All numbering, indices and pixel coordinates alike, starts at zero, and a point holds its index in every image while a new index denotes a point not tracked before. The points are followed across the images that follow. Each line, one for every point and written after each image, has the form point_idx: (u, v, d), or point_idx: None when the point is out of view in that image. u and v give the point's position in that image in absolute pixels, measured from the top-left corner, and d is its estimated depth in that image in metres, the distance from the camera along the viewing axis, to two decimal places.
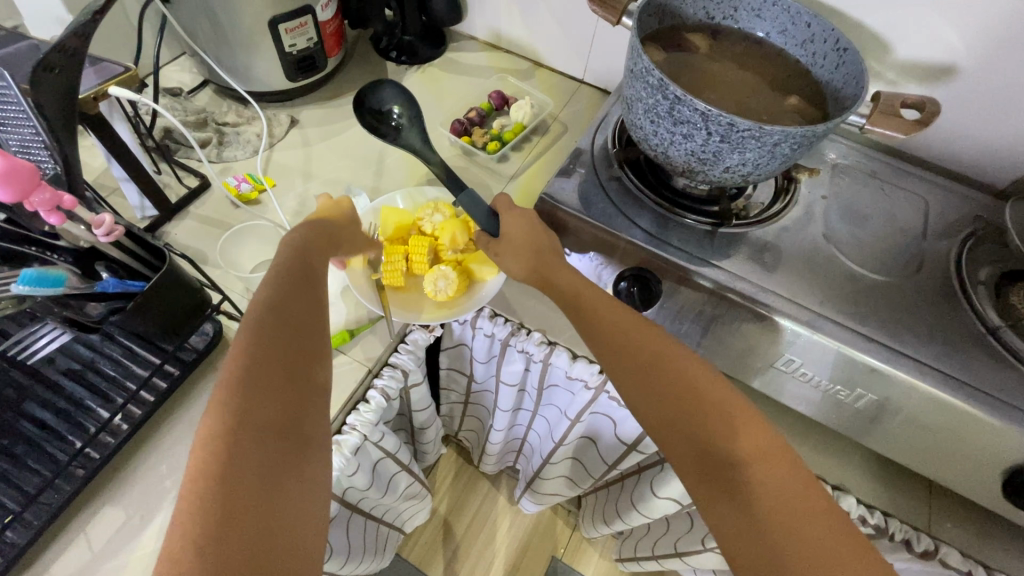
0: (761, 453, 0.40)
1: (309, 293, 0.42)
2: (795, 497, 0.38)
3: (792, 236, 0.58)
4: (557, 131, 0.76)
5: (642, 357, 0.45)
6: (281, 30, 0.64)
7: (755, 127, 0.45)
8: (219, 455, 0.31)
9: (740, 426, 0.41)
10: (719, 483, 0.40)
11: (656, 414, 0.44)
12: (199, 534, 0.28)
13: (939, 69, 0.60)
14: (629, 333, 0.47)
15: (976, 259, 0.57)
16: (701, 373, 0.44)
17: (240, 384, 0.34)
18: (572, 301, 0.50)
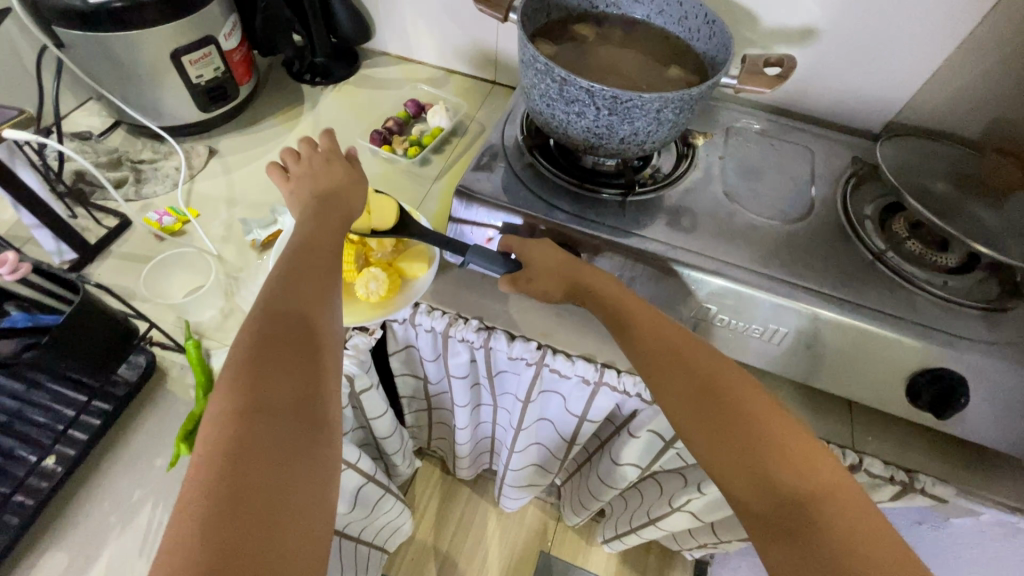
0: (825, 493, 0.39)
1: (319, 283, 0.44)
2: (866, 547, 0.37)
3: (695, 196, 0.62)
4: (476, 130, 0.79)
5: (687, 361, 0.47)
6: (184, 62, 0.65)
7: (636, 96, 0.49)
8: (233, 427, 0.34)
9: (803, 456, 0.41)
10: (783, 530, 0.38)
11: (709, 436, 0.43)
12: (206, 512, 0.30)
13: (803, 33, 0.67)
14: (674, 349, 0.48)
15: (862, 198, 0.63)
16: (756, 398, 0.44)
17: (250, 368, 0.37)
18: (618, 320, 0.51)
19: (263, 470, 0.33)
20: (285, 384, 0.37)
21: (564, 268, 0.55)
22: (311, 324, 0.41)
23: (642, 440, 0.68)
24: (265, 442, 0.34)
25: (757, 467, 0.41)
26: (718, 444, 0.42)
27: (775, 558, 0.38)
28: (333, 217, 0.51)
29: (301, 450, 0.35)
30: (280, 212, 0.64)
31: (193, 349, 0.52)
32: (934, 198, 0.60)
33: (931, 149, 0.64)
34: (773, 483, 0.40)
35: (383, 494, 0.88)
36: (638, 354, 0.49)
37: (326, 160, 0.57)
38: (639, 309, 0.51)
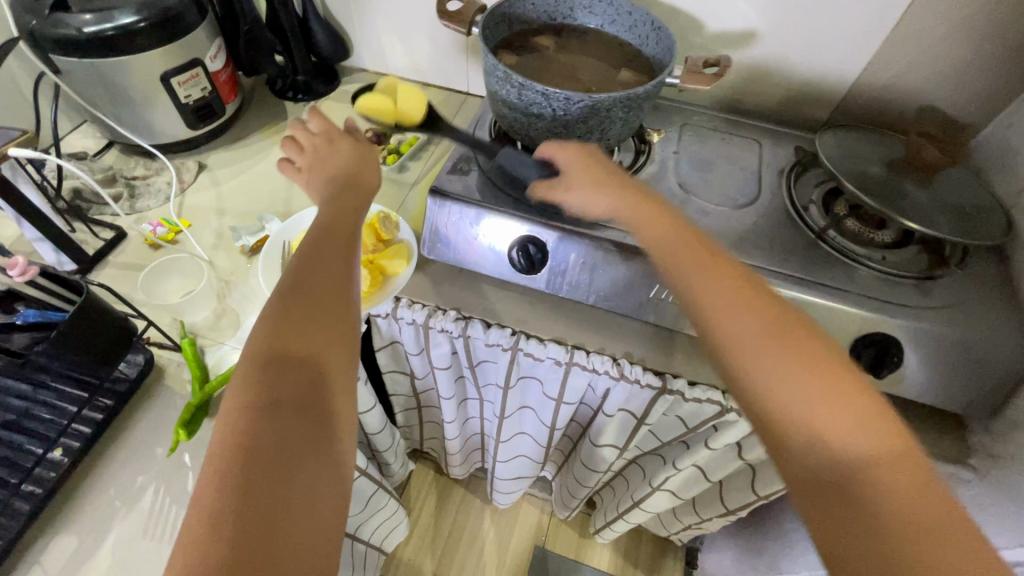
0: (885, 458, 0.35)
1: (332, 278, 0.44)
2: (930, 525, 0.33)
3: (652, 187, 0.67)
4: (451, 137, 0.84)
5: (743, 290, 0.42)
6: (174, 83, 0.69)
7: (586, 97, 0.54)
8: (245, 422, 0.36)
9: (864, 414, 0.36)
10: (831, 493, 0.35)
11: (756, 382, 0.39)
12: (217, 502, 0.33)
13: (745, 36, 0.73)
14: (727, 283, 0.42)
15: (806, 185, 0.69)
16: (819, 347, 0.39)
17: (260, 372, 0.38)
18: (665, 241, 0.47)
19: (273, 476, 0.35)
20: (296, 387, 0.38)
21: (625, 199, 0.51)
22: (324, 324, 0.42)
23: (617, 419, 0.72)
24: (275, 448, 0.35)
25: (812, 424, 0.36)
26: (769, 395, 0.38)
27: (820, 522, 0.36)
28: (343, 206, 0.51)
29: (309, 455, 0.37)
30: (266, 219, 0.68)
31: (189, 346, 0.56)
32: (871, 181, 0.65)
33: (865, 138, 0.70)
34: (828, 444, 0.36)
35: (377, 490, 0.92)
36: (682, 276, 0.44)
37: (330, 143, 0.58)
38: (688, 245, 0.46)
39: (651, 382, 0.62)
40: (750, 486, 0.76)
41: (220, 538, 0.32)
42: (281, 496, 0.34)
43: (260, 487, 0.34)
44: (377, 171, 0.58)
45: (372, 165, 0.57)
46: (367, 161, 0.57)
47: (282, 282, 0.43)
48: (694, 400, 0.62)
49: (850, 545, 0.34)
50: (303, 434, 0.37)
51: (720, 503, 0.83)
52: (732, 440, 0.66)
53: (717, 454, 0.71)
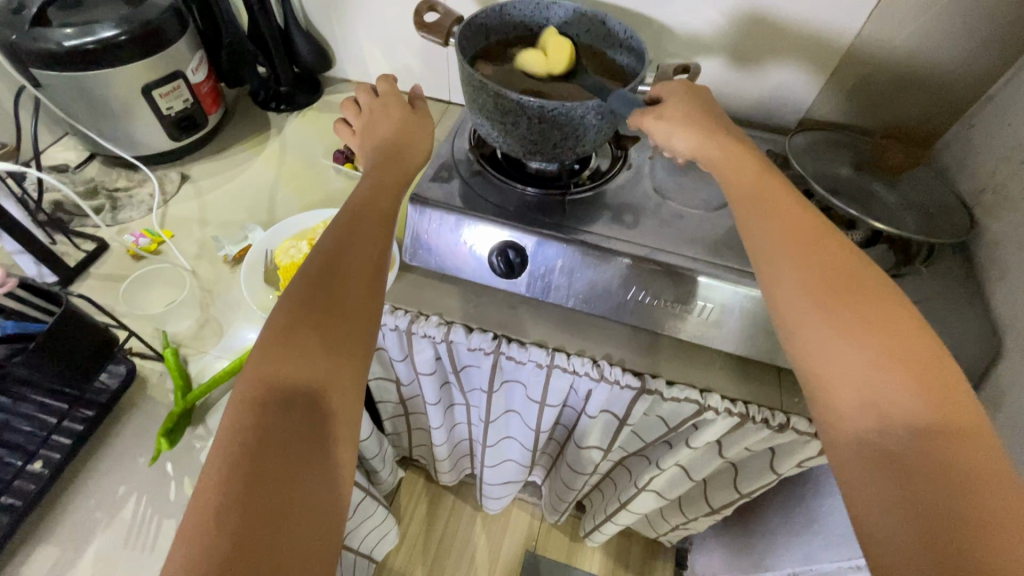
0: (944, 428, 0.37)
1: (349, 287, 0.44)
2: (986, 493, 0.34)
3: (628, 192, 0.69)
4: (433, 145, 0.85)
5: (825, 261, 0.44)
6: (155, 96, 0.70)
7: (560, 105, 0.55)
8: (251, 418, 0.37)
9: (930, 384, 0.38)
10: (877, 452, 0.38)
11: (812, 347, 0.42)
12: (218, 495, 0.33)
13: (718, 43, 0.76)
14: (805, 249, 0.45)
15: None
16: (895, 318, 0.41)
17: (269, 368, 0.39)
18: (749, 207, 0.50)
19: (268, 485, 0.34)
20: (300, 398, 0.38)
21: (714, 141, 0.53)
22: (332, 335, 0.42)
23: (601, 420, 0.73)
24: (271, 459, 0.35)
25: (865, 389, 0.39)
26: (825, 357, 0.41)
27: (859, 480, 0.38)
28: (378, 202, 0.52)
29: (305, 467, 0.36)
30: (249, 229, 0.69)
31: (171, 356, 0.57)
32: (841, 183, 0.67)
33: (833, 141, 0.73)
34: (880, 408, 0.38)
35: (365, 498, 0.91)
36: (760, 244, 0.47)
37: (384, 108, 0.62)
38: (767, 209, 0.49)
39: (631, 383, 0.63)
40: (733, 484, 0.77)
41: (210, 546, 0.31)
42: (275, 506, 0.34)
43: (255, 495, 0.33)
44: (426, 136, 0.60)
45: (423, 130, 0.60)
46: (421, 128, 0.60)
47: (296, 291, 0.43)
48: (673, 400, 0.63)
49: (887, 503, 0.36)
50: (302, 445, 0.37)
51: (705, 502, 0.84)
52: (712, 439, 0.68)
53: (699, 452, 0.72)
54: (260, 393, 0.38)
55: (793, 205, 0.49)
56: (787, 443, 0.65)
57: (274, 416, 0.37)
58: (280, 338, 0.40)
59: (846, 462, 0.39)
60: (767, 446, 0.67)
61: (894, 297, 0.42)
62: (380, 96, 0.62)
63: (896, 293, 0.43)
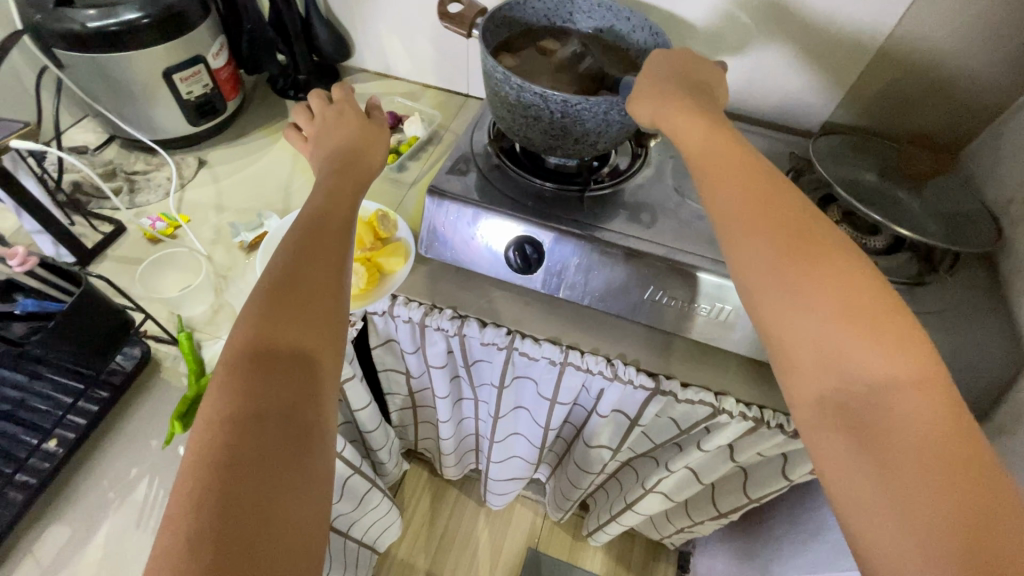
0: (904, 384, 0.37)
1: (316, 294, 0.43)
2: (941, 442, 0.35)
3: (647, 190, 0.68)
4: (450, 138, 0.85)
5: (797, 238, 0.42)
6: (176, 80, 0.70)
7: (584, 100, 0.54)
8: (220, 436, 0.34)
9: (885, 340, 0.38)
10: (843, 413, 0.38)
11: (774, 317, 0.41)
12: (189, 521, 0.31)
13: (742, 43, 0.75)
14: (766, 213, 0.44)
15: (800, 190, 0.70)
16: (853, 277, 0.40)
17: (238, 384, 0.37)
18: (711, 181, 0.48)
19: (254, 471, 0.33)
20: (281, 384, 0.38)
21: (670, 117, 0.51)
22: (312, 319, 0.41)
23: (611, 420, 0.73)
24: (255, 444, 0.34)
25: (829, 354, 0.39)
26: (790, 324, 0.40)
27: (828, 444, 0.38)
28: (343, 188, 0.52)
29: (292, 451, 0.35)
30: (265, 215, 0.69)
31: (186, 339, 0.57)
32: (865, 189, 0.66)
33: (858, 145, 0.71)
34: (844, 371, 0.38)
35: (371, 490, 0.92)
36: (725, 218, 0.45)
37: (337, 114, 0.61)
38: (731, 169, 0.47)
39: (644, 383, 0.62)
40: (743, 489, 0.76)
41: (198, 539, 0.30)
42: (261, 491, 0.33)
43: (240, 482, 0.32)
44: (382, 149, 0.60)
45: (376, 142, 0.59)
46: (367, 136, 0.59)
47: (267, 279, 0.43)
48: (686, 402, 0.63)
49: (856, 466, 0.36)
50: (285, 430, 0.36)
51: (712, 505, 0.84)
52: (724, 442, 0.67)
53: (709, 455, 0.72)
54: (230, 410, 0.35)
55: (750, 165, 0.48)
56: (800, 449, 0.64)
57: (248, 431, 0.35)
58: (247, 354, 0.38)
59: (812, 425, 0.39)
60: (779, 452, 0.66)
61: (851, 258, 0.41)
62: (335, 103, 0.62)
63: (852, 251, 0.42)
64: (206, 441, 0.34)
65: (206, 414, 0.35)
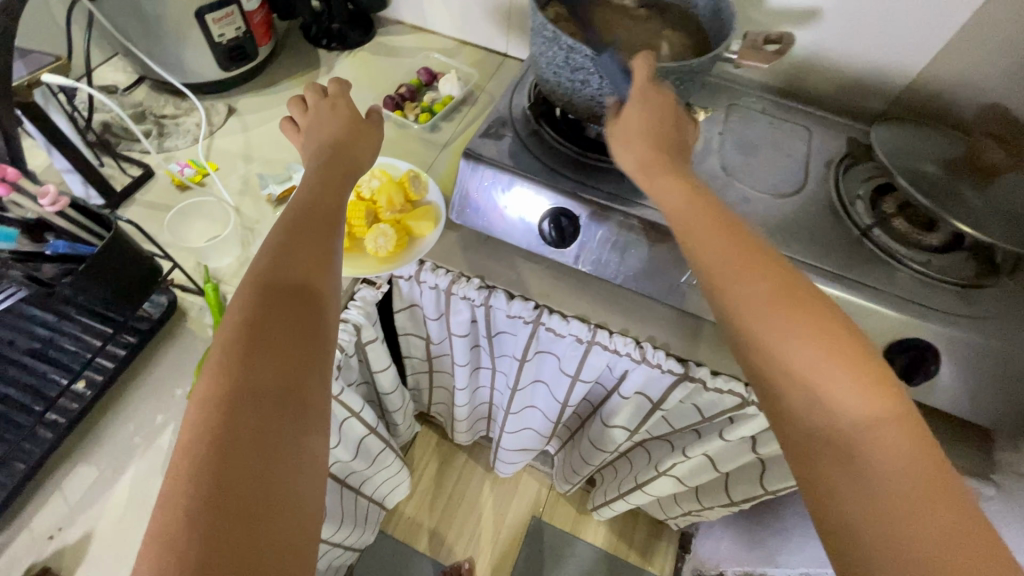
0: (885, 422, 0.35)
1: (313, 274, 0.42)
2: (927, 482, 0.33)
3: (693, 168, 0.65)
4: (485, 100, 0.81)
5: (777, 279, 0.41)
6: (208, 21, 0.67)
7: (638, 65, 0.51)
8: (217, 414, 0.33)
9: (863, 378, 0.37)
10: (828, 450, 0.36)
11: (761, 352, 0.39)
12: (188, 499, 0.30)
13: (808, 14, 0.69)
14: (741, 256, 0.42)
15: (854, 178, 0.66)
16: (828, 319, 0.39)
17: (235, 361, 0.36)
18: (686, 213, 0.45)
19: (248, 450, 0.33)
20: (275, 362, 0.37)
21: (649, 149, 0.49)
22: (306, 297, 0.41)
23: (632, 402, 0.72)
24: (248, 424, 0.34)
25: (810, 390, 0.37)
26: (773, 365, 0.39)
27: (824, 486, 0.35)
28: (334, 174, 0.50)
29: (289, 431, 0.35)
30: (295, 169, 0.67)
31: (213, 291, 0.56)
32: (926, 181, 0.62)
33: (924, 134, 0.67)
34: (826, 408, 0.37)
35: (384, 450, 0.93)
36: (700, 254, 0.43)
37: (332, 108, 0.57)
38: (694, 213, 0.45)
39: (673, 368, 0.61)
40: (758, 480, 0.75)
41: (195, 520, 0.30)
42: (260, 472, 0.33)
43: (232, 462, 0.32)
44: (364, 145, 0.55)
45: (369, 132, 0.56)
46: (354, 129, 0.55)
47: (263, 258, 0.41)
48: (714, 390, 0.61)
49: (856, 514, 0.33)
50: (279, 410, 0.35)
51: (725, 493, 0.83)
52: (748, 434, 0.66)
53: (729, 445, 0.71)
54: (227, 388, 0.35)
55: (710, 208, 0.45)
56: None
57: (245, 410, 0.34)
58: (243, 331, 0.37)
59: (801, 465, 0.37)
60: None
61: (823, 301, 0.40)
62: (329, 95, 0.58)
63: (825, 295, 0.41)
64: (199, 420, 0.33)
65: (199, 391, 0.34)
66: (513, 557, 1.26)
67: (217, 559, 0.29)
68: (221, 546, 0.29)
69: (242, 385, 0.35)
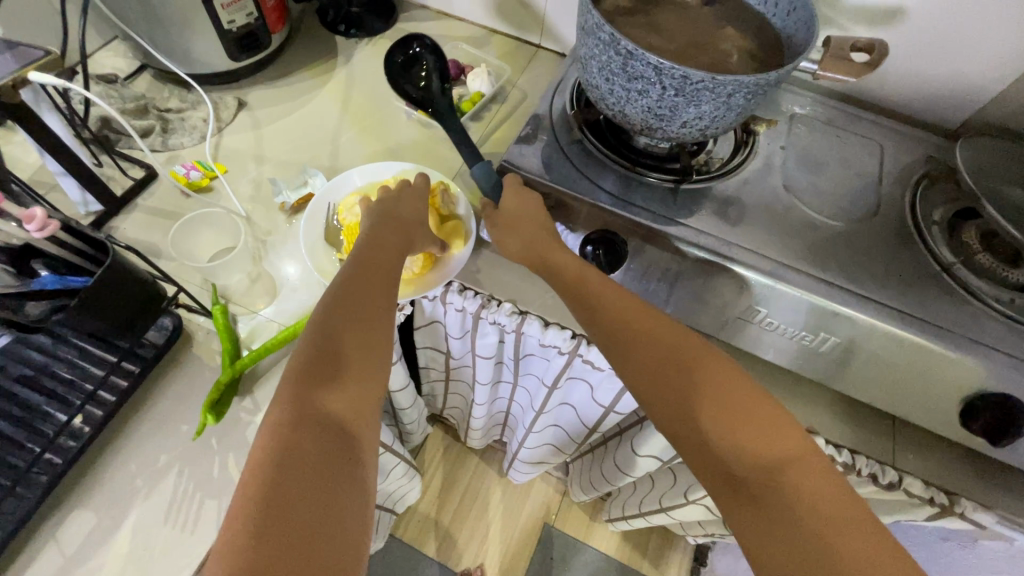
0: (789, 459, 0.40)
1: (372, 302, 0.43)
2: (827, 509, 0.37)
3: (753, 188, 0.58)
4: (517, 98, 0.74)
5: (661, 342, 0.45)
6: (217, 6, 0.60)
7: (708, 78, 0.44)
8: (283, 437, 0.34)
9: (756, 417, 0.41)
10: (750, 495, 0.39)
11: (665, 416, 0.43)
12: (252, 519, 0.30)
13: (888, 12, 0.61)
14: (631, 325, 0.47)
15: (931, 201, 0.59)
16: (723, 372, 0.44)
17: (300, 386, 0.37)
18: (577, 289, 0.49)
19: (313, 478, 0.33)
20: (342, 391, 0.38)
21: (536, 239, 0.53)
22: (371, 327, 0.42)
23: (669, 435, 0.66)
24: (315, 450, 0.34)
25: (722, 438, 0.41)
26: (684, 425, 0.42)
27: (739, 526, 0.38)
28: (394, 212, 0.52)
29: (348, 459, 0.35)
30: (310, 174, 0.61)
31: (221, 314, 0.51)
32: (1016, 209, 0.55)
33: (1012, 153, 0.59)
34: (741, 452, 0.40)
35: (398, 463, 0.89)
36: (596, 327, 0.48)
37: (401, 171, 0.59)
38: (592, 278, 0.50)
39: None
40: None
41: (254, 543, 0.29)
42: (320, 496, 0.33)
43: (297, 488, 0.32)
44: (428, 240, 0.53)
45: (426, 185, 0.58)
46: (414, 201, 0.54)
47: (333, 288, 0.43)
48: None
49: (765, 539, 0.37)
50: (343, 439, 0.36)
51: None
52: None
53: None
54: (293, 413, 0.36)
55: (599, 279, 0.50)
56: (887, 500, 0.57)
57: (309, 435, 0.35)
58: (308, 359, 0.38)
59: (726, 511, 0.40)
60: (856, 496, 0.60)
61: (718, 357, 0.45)
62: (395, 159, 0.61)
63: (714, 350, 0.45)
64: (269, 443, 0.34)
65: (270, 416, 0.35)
66: (523, 564, 1.23)
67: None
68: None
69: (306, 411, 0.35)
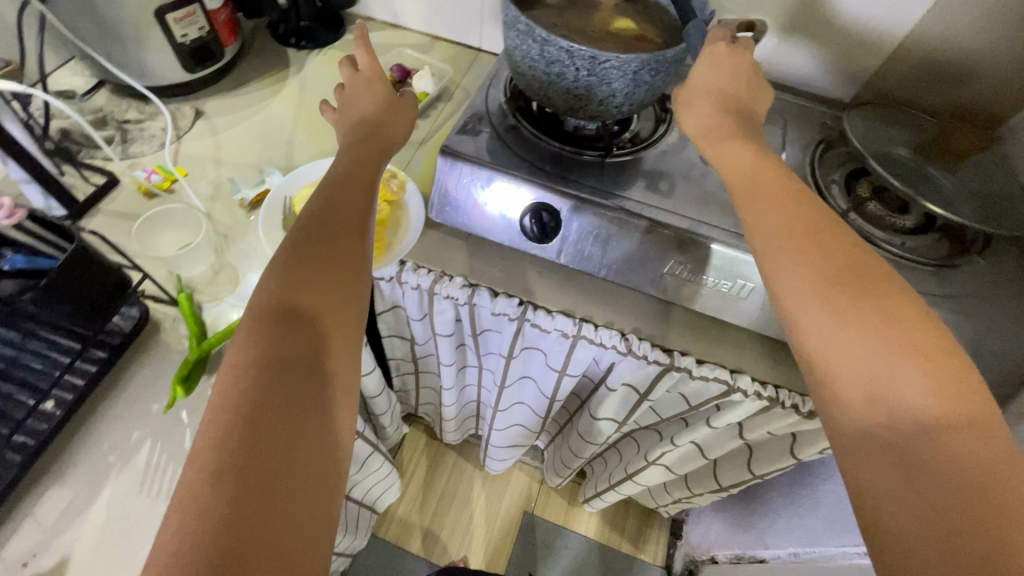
0: (951, 424, 0.33)
1: (337, 249, 0.44)
2: (1002, 488, 0.30)
3: (670, 159, 0.65)
4: (460, 96, 0.80)
5: (840, 271, 0.39)
6: (169, 21, 0.64)
7: (613, 57, 0.50)
8: (246, 379, 0.35)
9: (926, 365, 0.35)
10: (887, 449, 0.34)
11: (807, 336, 0.38)
12: (214, 455, 0.32)
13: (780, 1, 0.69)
14: (802, 239, 0.41)
15: (829, 165, 0.66)
16: (909, 318, 0.36)
17: (267, 328, 0.38)
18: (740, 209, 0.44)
19: (275, 426, 0.34)
20: (307, 338, 0.39)
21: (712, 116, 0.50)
22: (338, 282, 0.42)
23: (619, 394, 0.71)
24: (279, 394, 0.35)
25: (872, 389, 0.35)
26: (828, 358, 0.37)
27: (869, 474, 0.34)
28: (370, 156, 0.52)
29: (312, 401, 0.36)
30: (266, 172, 0.65)
31: (187, 302, 0.57)
32: (897, 163, 0.63)
33: (893, 119, 0.68)
34: (888, 406, 0.34)
35: (375, 454, 0.92)
36: (756, 240, 0.42)
37: (370, 83, 0.57)
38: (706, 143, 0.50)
39: (659, 358, 0.61)
40: (746, 465, 0.77)
41: (219, 476, 0.31)
42: (286, 436, 0.34)
43: (259, 432, 0.33)
44: (404, 123, 0.57)
45: (404, 114, 0.57)
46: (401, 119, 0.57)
47: (299, 232, 0.44)
48: (700, 378, 0.62)
49: (894, 496, 0.32)
50: (309, 381, 0.37)
51: (714, 479, 0.84)
52: (735, 419, 0.67)
53: (717, 432, 0.72)
54: (257, 355, 0.37)
55: (784, 190, 0.44)
56: (812, 429, 0.63)
57: (271, 377, 0.36)
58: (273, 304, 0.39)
59: (849, 464, 0.35)
60: (789, 431, 0.66)
61: (895, 291, 0.38)
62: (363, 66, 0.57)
63: (899, 284, 0.38)
64: (229, 394, 0.35)
65: (232, 357, 0.37)
66: (506, 552, 1.26)
67: (243, 526, 0.30)
68: (249, 512, 0.31)
69: (269, 353, 0.37)
